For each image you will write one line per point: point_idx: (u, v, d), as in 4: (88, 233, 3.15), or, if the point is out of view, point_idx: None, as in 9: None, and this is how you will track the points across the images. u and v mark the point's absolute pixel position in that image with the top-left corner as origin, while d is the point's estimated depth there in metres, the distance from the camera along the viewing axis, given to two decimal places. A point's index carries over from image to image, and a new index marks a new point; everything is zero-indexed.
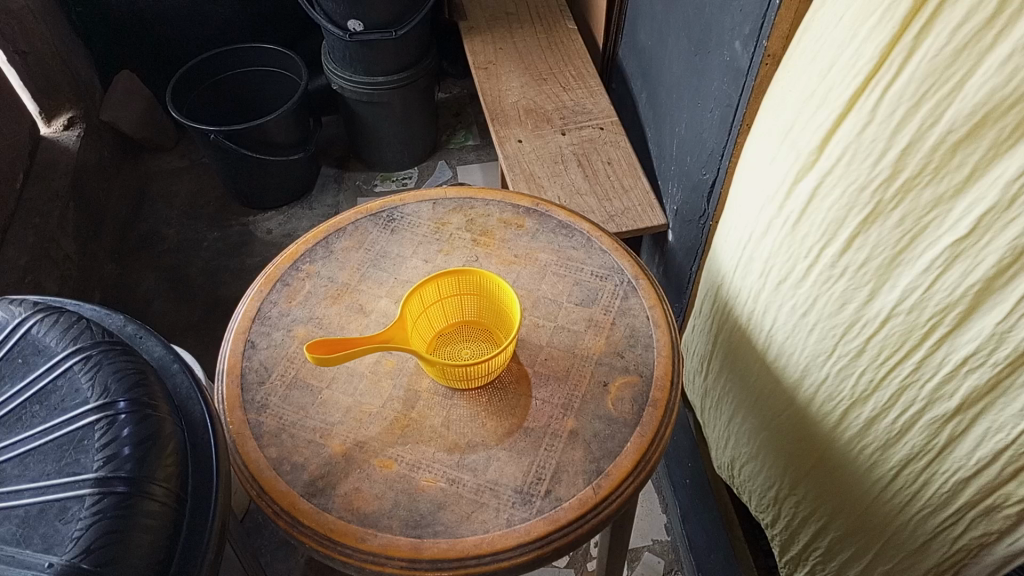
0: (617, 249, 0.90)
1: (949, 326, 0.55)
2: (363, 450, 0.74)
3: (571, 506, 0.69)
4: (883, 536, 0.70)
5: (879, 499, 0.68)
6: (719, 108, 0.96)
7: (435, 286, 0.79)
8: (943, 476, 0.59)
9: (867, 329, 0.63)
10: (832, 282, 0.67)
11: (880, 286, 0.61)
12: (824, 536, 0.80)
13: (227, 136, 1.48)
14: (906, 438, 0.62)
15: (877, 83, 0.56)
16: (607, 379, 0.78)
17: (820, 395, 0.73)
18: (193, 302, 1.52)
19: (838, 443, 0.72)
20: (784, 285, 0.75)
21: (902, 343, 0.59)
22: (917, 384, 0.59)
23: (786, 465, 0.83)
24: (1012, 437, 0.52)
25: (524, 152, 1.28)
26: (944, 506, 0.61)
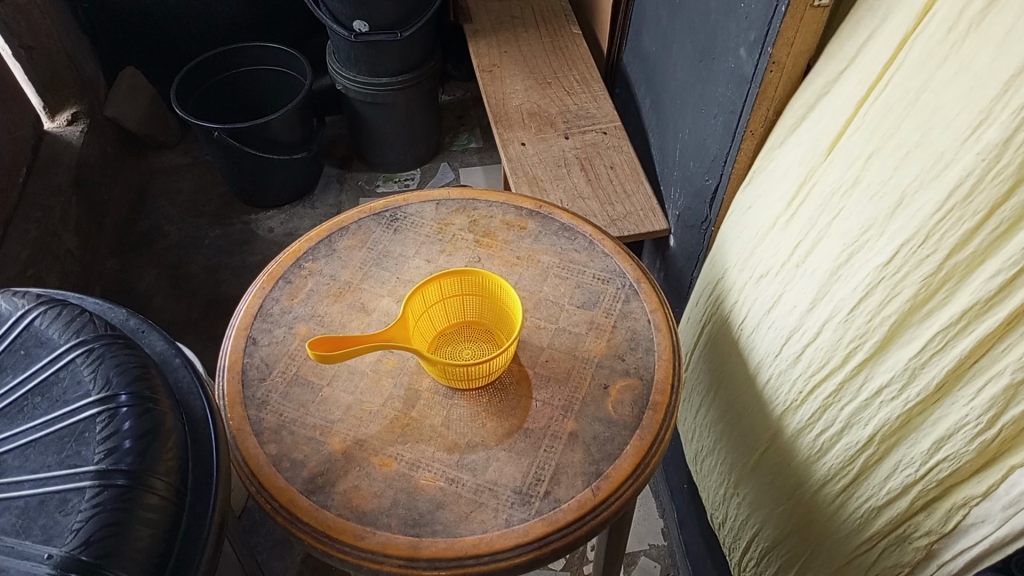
0: (619, 253, 0.90)
1: (872, 350, 0.67)
2: (362, 448, 0.74)
3: (570, 508, 0.69)
4: (802, 550, 0.80)
5: (806, 517, 0.79)
6: (722, 114, 0.96)
7: (437, 286, 0.79)
8: (863, 502, 0.69)
9: (814, 338, 0.75)
10: (796, 285, 0.78)
11: (829, 289, 0.72)
12: (755, 546, 0.90)
13: (231, 134, 1.48)
14: (832, 454, 0.73)
15: (857, 129, 0.69)
16: (608, 381, 0.78)
17: (772, 411, 0.83)
18: (193, 300, 1.52)
19: (779, 460, 0.83)
20: (756, 287, 0.86)
21: (833, 364, 0.72)
22: (847, 400, 0.71)
23: (732, 474, 0.94)
24: (920, 473, 0.62)
25: (527, 155, 1.28)
26: (859, 532, 0.70)
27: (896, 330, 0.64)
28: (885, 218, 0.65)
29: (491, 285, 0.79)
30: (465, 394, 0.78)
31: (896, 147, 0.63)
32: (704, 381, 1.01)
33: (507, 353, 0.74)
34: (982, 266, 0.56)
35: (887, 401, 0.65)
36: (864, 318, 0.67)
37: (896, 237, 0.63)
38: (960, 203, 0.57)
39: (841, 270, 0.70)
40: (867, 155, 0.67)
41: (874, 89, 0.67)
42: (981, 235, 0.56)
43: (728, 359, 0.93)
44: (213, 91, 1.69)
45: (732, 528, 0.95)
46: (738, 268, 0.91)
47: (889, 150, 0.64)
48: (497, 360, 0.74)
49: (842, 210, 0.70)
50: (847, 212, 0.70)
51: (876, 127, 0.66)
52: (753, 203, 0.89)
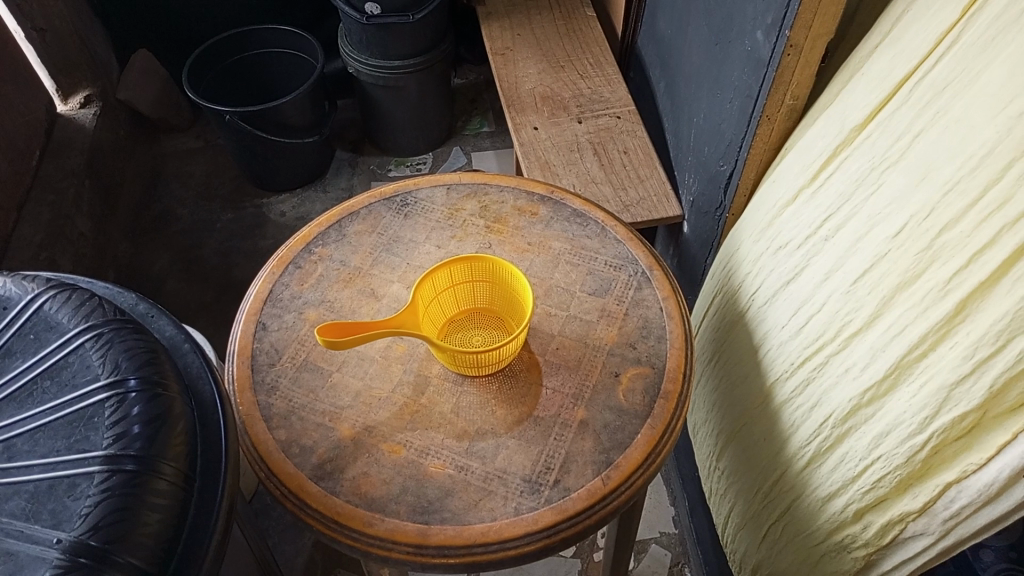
0: (631, 240, 0.89)
1: (858, 325, 0.71)
2: (372, 434, 0.74)
3: (580, 497, 0.69)
4: (764, 527, 0.87)
5: (772, 495, 0.84)
6: (738, 98, 0.95)
7: (448, 272, 0.78)
8: (817, 491, 0.76)
9: (811, 313, 0.78)
10: (810, 256, 0.79)
11: (840, 262, 0.74)
12: (730, 521, 0.96)
13: (243, 117, 1.48)
14: (801, 436, 0.79)
15: (890, 104, 0.71)
16: (619, 369, 0.78)
17: (757, 389, 0.87)
18: (205, 283, 1.52)
19: (756, 438, 0.88)
20: (759, 260, 0.89)
21: (821, 338, 0.76)
22: (827, 378, 0.75)
23: (716, 446, 0.99)
24: (861, 469, 0.69)
25: (540, 139, 1.27)
26: (814, 518, 0.77)
27: (885, 306, 0.68)
28: (915, 188, 0.66)
29: (502, 271, 0.78)
30: (475, 382, 0.78)
31: (940, 126, 0.64)
32: (705, 351, 1.02)
33: (519, 339, 0.74)
34: (961, 247, 0.60)
35: (857, 380, 0.70)
36: (863, 286, 0.71)
37: (913, 209, 0.66)
38: (965, 179, 0.60)
39: (857, 243, 0.73)
40: (912, 134, 0.67)
41: (911, 78, 0.68)
42: (964, 212, 0.60)
43: (723, 331, 0.97)
44: (225, 74, 1.69)
45: (713, 498, 1.01)
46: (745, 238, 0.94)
47: (934, 128, 0.65)
48: (507, 346, 0.73)
49: (878, 185, 0.71)
50: (873, 190, 0.71)
51: (911, 107, 0.68)
52: (775, 176, 0.90)
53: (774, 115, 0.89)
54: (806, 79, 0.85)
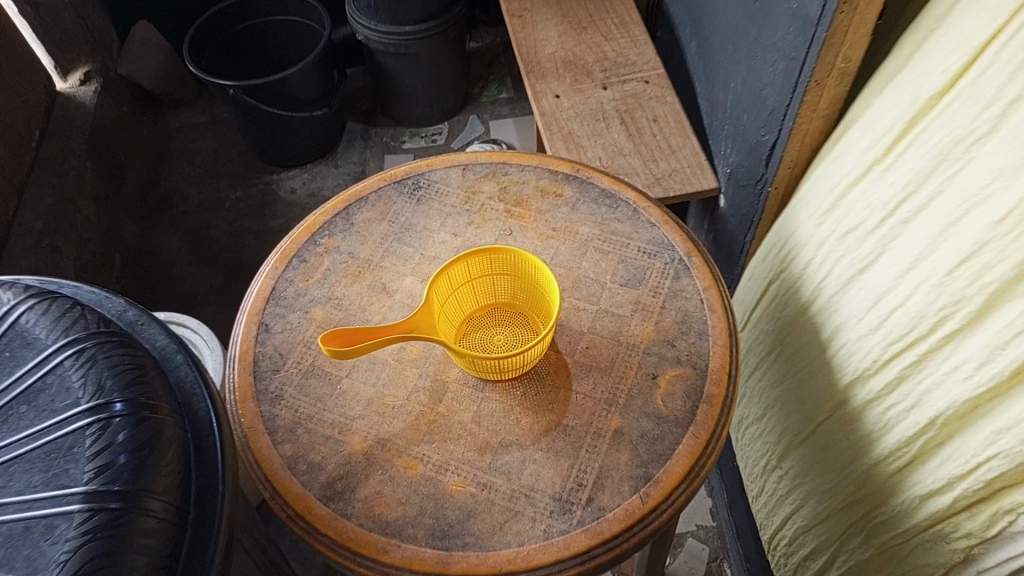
0: (666, 222, 0.80)
1: (958, 319, 0.63)
2: (385, 448, 0.67)
3: (616, 518, 0.62)
4: (845, 527, 0.81)
5: (856, 494, 0.78)
6: (782, 60, 0.85)
7: (465, 266, 0.71)
8: (915, 491, 0.69)
9: (896, 305, 0.70)
10: (893, 241, 0.71)
11: (928, 249, 0.66)
12: (797, 518, 0.89)
13: (247, 91, 1.40)
14: (891, 433, 0.72)
15: (976, 68, 0.61)
16: (656, 371, 0.70)
17: (836, 382, 0.80)
18: (214, 266, 1.46)
19: (834, 434, 0.81)
20: (829, 244, 0.81)
21: (912, 330, 0.68)
22: (926, 376, 0.67)
23: (779, 441, 0.92)
24: (969, 470, 0.62)
25: (562, 108, 1.18)
26: (910, 519, 0.70)
27: (993, 299, 0.60)
28: (1015, 168, 0.57)
29: (525, 264, 0.71)
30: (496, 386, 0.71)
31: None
32: (763, 341, 0.95)
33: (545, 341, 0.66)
34: None
35: (960, 379, 0.63)
36: (961, 276, 0.62)
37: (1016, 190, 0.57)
38: None
39: (948, 228, 0.64)
40: (1001, 100, 0.58)
41: (995, 40, 0.59)
42: None
43: (786, 319, 0.89)
44: (228, 44, 1.60)
45: (775, 498, 0.94)
46: (808, 220, 0.85)
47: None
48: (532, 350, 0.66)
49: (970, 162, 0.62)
50: (963, 169, 0.63)
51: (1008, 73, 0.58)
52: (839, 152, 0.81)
53: (825, 80, 0.80)
54: (861, 38, 0.75)
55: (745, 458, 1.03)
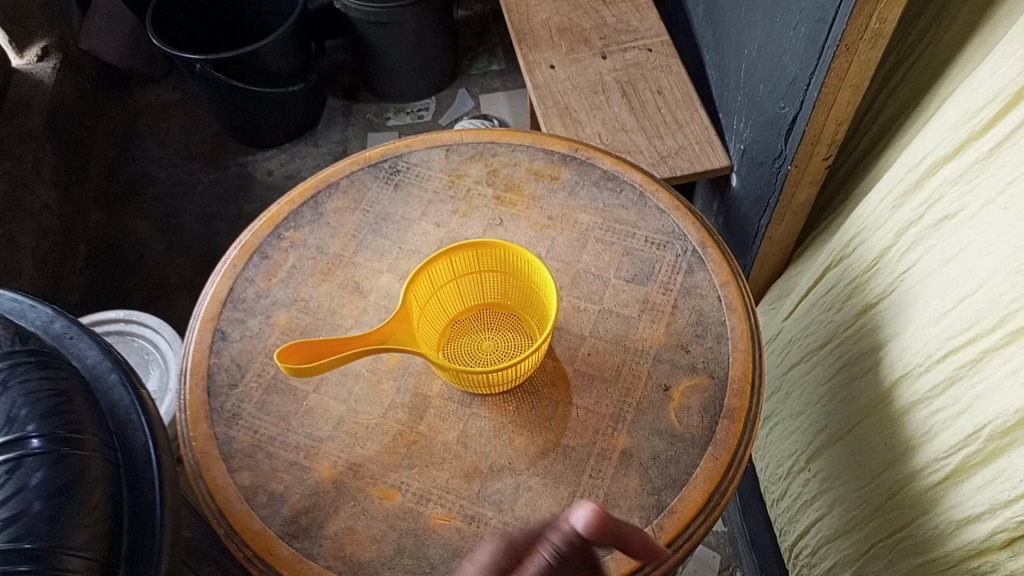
0: (677, 208, 0.71)
1: (1020, 318, 0.54)
2: (358, 475, 0.58)
3: (624, 556, 0.54)
4: (866, 543, 0.73)
5: (890, 506, 0.69)
6: (806, 23, 0.76)
7: (449, 263, 0.62)
8: (959, 508, 0.60)
9: (953, 299, 0.61)
10: (948, 225, 0.62)
11: (998, 238, 0.56)
12: (819, 529, 0.81)
13: (216, 66, 1.30)
14: (933, 443, 0.63)
15: None
16: (668, 381, 0.61)
17: (875, 381, 0.71)
18: (186, 255, 1.36)
19: (869, 437, 0.72)
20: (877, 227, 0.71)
21: (965, 328, 0.59)
22: (979, 379, 0.58)
23: (805, 443, 0.83)
24: (1019, 498, 0.55)
25: (558, 81, 1.08)
26: (951, 538, 0.61)
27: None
28: None
29: (518, 259, 0.61)
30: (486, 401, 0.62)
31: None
32: (798, 332, 0.86)
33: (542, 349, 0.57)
34: None
35: (1022, 386, 0.54)
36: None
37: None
38: None
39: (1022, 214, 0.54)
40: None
41: None
42: None
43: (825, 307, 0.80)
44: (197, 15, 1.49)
45: (797, 503, 0.85)
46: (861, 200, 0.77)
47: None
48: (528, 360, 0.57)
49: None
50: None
51: None
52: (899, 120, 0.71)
53: (856, 44, 0.70)
54: None
55: (763, 460, 0.94)
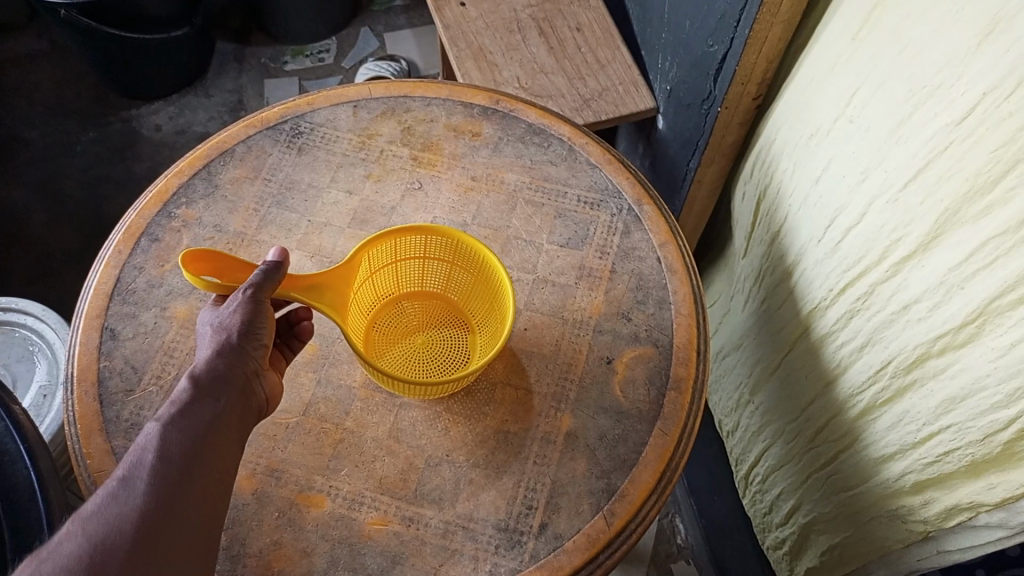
0: (609, 163, 0.66)
1: (913, 245, 0.51)
2: (280, 481, 0.53)
3: (577, 547, 0.50)
4: (797, 479, 0.71)
5: (816, 440, 0.67)
6: None
7: (392, 246, 0.56)
8: (876, 441, 0.58)
9: (847, 225, 0.59)
10: (836, 150, 0.59)
11: (877, 161, 0.55)
12: (760, 466, 0.79)
13: (83, 10, 1.16)
14: (845, 378, 0.61)
15: None
16: (611, 353, 0.57)
17: (794, 315, 0.68)
18: (70, 224, 1.23)
19: (793, 370, 0.69)
20: (788, 156, 0.68)
21: (868, 257, 0.57)
22: (880, 308, 0.56)
23: (742, 382, 0.80)
24: (923, 435, 0.53)
25: (469, 19, 1.00)
26: (873, 471, 0.59)
27: (944, 226, 0.49)
28: (967, 51, 0.46)
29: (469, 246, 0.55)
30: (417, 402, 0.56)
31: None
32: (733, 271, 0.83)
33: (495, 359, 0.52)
34: None
35: (920, 317, 0.51)
36: (918, 193, 0.50)
37: (977, 84, 0.45)
38: None
39: (898, 129, 0.52)
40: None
41: None
42: None
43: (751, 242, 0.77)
44: None
45: (739, 442, 0.83)
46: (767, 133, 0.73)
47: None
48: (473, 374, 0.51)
49: (919, 49, 0.50)
50: (913, 54, 0.50)
51: None
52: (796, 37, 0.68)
53: None
54: None
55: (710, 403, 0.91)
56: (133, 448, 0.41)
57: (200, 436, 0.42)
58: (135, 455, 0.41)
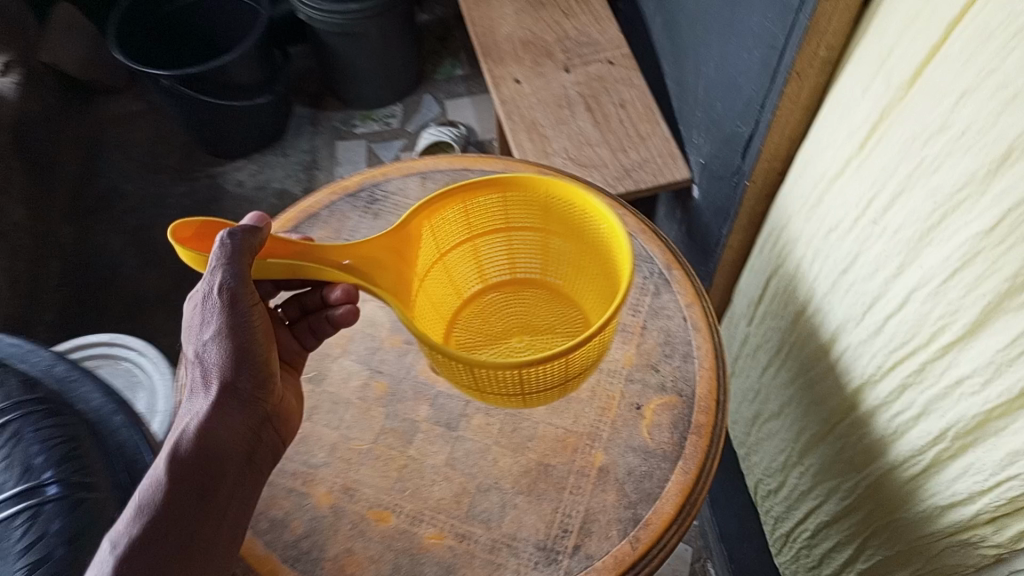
0: (644, 232, 0.75)
1: (957, 332, 0.58)
2: (353, 498, 0.62)
3: (605, 566, 0.58)
4: (860, 526, 0.76)
5: (874, 495, 0.72)
6: (760, 47, 0.81)
7: (456, 223, 0.64)
8: (932, 497, 0.64)
9: (896, 306, 0.65)
10: (881, 241, 0.67)
11: (918, 255, 0.62)
12: (817, 518, 0.84)
13: (183, 82, 1.31)
14: (902, 441, 0.67)
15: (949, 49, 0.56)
16: (640, 400, 0.66)
17: (847, 382, 0.74)
18: (160, 269, 1.37)
19: (847, 428, 0.75)
20: (831, 237, 0.75)
21: (914, 336, 0.63)
22: (931, 383, 0.62)
23: (795, 440, 0.86)
24: (990, 485, 0.57)
25: (524, 95, 1.11)
26: (929, 522, 0.65)
27: (987, 315, 0.55)
28: (989, 172, 0.53)
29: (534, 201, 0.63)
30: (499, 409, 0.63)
31: (996, 82, 0.51)
32: (773, 338, 0.89)
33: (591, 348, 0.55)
34: None
35: (966, 394, 0.57)
36: (958, 288, 0.57)
37: (1001, 200, 0.52)
38: None
39: (935, 229, 0.59)
40: (954, 100, 0.56)
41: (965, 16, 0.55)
42: None
43: (797, 312, 0.83)
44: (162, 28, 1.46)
45: (792, 497, 0.88)
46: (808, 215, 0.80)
47: (992, 87, 0.52)
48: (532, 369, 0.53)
49: (948, 161, 0.57)
50: (943, 166, 0.58)
51: (977, 51, 0.53)
52: (830, 131, 0.75)
53: (805, 71, 0.75)
54: (845, 27, 0.71)
55: (760, 458, 0.96)
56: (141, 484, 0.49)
57: (217, 455, 0.51)
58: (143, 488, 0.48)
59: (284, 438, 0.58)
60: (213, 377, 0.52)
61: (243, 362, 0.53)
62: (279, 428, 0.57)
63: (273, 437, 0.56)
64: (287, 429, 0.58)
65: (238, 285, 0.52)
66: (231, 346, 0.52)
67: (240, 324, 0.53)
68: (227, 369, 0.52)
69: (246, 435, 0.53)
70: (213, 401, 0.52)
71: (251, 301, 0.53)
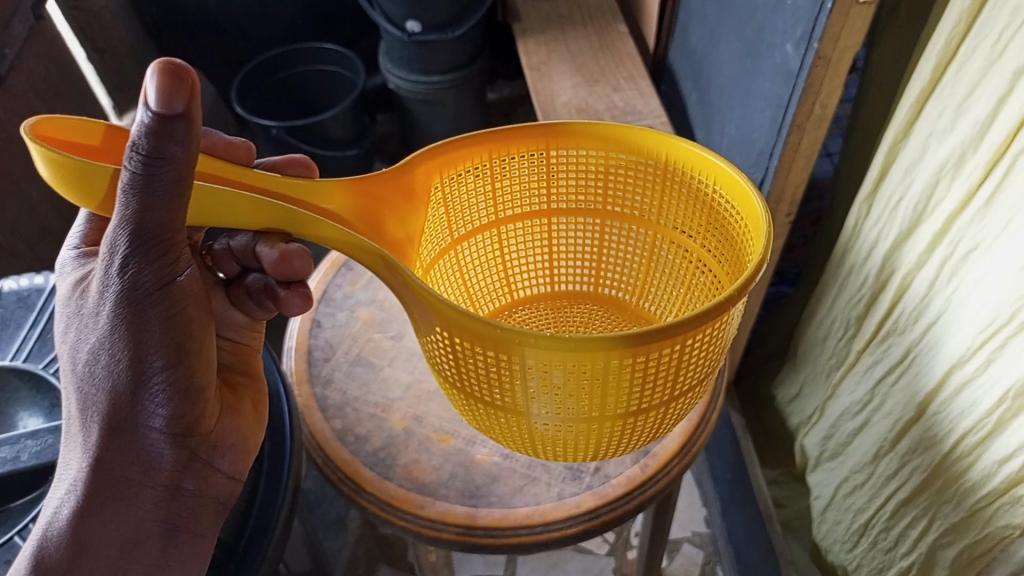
0: None
1: None
2: (422, 424, 0.79)
3: (620, 484, 0.72)
4: (930, 501, 0.90)
5: (950, 463, 0.85)
6: (769, 108, 0.99)
7: (491, 202, 0.78)
8: (999, 454, 0.78)
9: (976, 300, 0.77)
10: (978, 255, 0.77)
11: (1000, 259, 0.73)
12: (889, 499, 0.96)
13: (288, 131, 1.56)
14: (980, 410, 0.79)
15: None
16: None
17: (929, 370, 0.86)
18: None
19: (928, 406, 0.87)
20: (920, 250, 0.84)
21: (992, 324, 0.75)
22: (1006, 361, 0.74)
23: (877, 432, 0.97)
24: None
25: None
26: (993, 482, 0.79)
27: None
28: None
29: (588, 171, 0.77)
30: (510, 436, 0.67)
31: None
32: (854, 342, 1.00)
33: (667, 359, 0.57)
34: None
35: None
36: None
37: None
38: None
39: None
40: None
41: None
42: None
43: (877, 312, 0.94)
44: (270, 92, 1.74)
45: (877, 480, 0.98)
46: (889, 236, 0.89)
47: None
48: (587, 364, 0.55)
49: None
50: None
51: None
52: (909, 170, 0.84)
53: (805, 125, 0.93)
54: (836, 89, 0.89)
55: (845, 455, 1.06)
56: (36, 528, 0.53)
57: (111, 506, 0.54)
58: (38, 533, 0.52)
59: (234, 473, 0.61)
60: (101, 405, 0.54)
61: (145, 389, 0.53)
62: (221, 462, 0.60)
63: (213, 473, 0.59)
64: (235, 462, 0.61)
65: (144, 274, 0.50)
66: (127, 364, 0.52)
67: (146, 326, 0.51)
68: (124, 397, 0.53)
69: (162, 475, 0.56)
70: (104, 431, 0.54)
71: (165, 276, 0.51)
